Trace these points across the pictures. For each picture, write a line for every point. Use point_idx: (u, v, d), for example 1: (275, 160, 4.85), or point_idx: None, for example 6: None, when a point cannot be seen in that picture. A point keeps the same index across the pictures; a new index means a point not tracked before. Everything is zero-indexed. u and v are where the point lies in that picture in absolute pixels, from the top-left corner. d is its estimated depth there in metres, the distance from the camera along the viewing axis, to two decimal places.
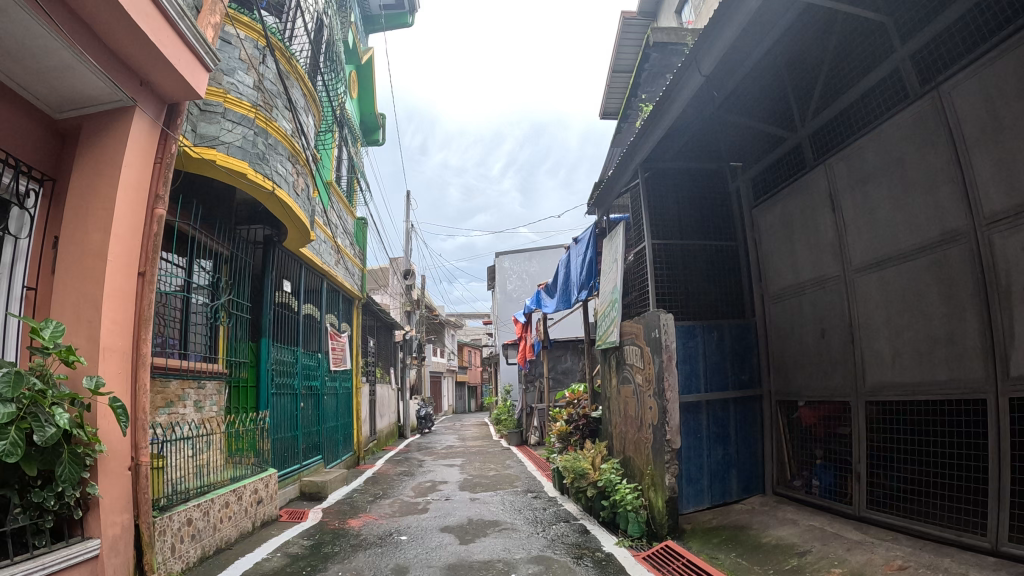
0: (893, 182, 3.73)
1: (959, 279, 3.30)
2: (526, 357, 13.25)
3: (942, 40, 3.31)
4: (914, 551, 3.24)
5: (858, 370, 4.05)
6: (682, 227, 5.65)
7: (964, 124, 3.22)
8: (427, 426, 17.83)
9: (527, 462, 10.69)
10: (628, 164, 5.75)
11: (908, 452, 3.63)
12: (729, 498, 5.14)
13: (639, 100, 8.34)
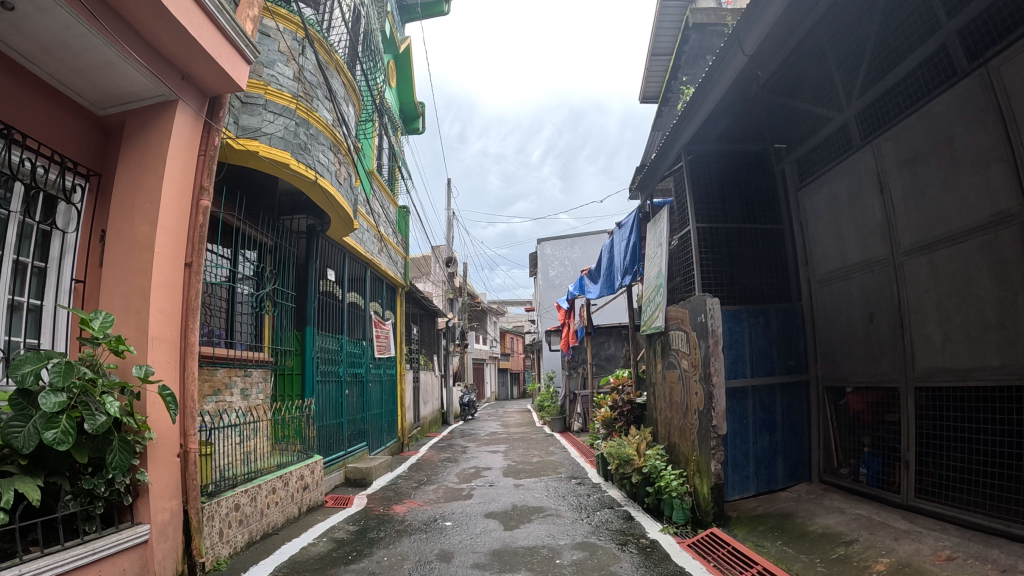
0: (943, 161, 3.58)
1: (1011, 261, 3.16)
2: (571, 341, 13.39)
3: (991, 13, 3.16)
4: (964, 542, 3.14)
5: (907, 356, 3.93)
6: (726, 210, 5.55)
7: (1014, 100, 3.07)
8: (471, 413, 17.95)
9: (571, 448, 10.69)
10: (670, 148, 5.67)
11: (959, 440, 3.51)
12: (776, 486, 5.05)
13: (680, 82, 8.20)
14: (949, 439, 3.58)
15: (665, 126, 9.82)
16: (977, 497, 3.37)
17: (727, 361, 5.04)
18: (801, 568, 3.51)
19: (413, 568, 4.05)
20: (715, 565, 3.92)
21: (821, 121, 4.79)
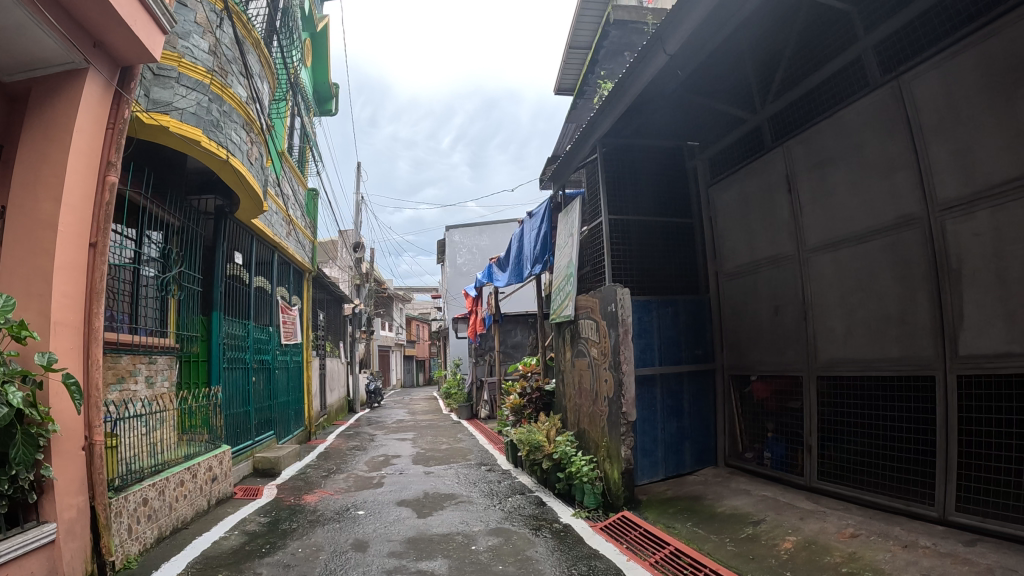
0: (852, 165, 3.82)
1: (912, 261, 3.41)
2: (479, 329, 13.31)
3: (906, 31, 3.37)
4: (866, 521, 3.39)
5: (810, 346, 4.19)
6: (639, 203, 5.66)
7: (923, 112, 3.30)
8: (376, 400, 17.70)
9: (479, 436, 10.79)
10: (587, 140, 5.75)
11: (859, 425, 3.78)
12: (684, 470, 5.26)
13: (597, 76, 8.40)
14: (851, 425, 3.84)
15: (580, 118, 9.98)
16: (875, 479, 3.64)
17: (637, 350, 5.20)
18: (712, 548, 3.63)
19: (330, 559, 3.98)
20: (628, 548, 4.04)
21: (736, 122, 5.00)
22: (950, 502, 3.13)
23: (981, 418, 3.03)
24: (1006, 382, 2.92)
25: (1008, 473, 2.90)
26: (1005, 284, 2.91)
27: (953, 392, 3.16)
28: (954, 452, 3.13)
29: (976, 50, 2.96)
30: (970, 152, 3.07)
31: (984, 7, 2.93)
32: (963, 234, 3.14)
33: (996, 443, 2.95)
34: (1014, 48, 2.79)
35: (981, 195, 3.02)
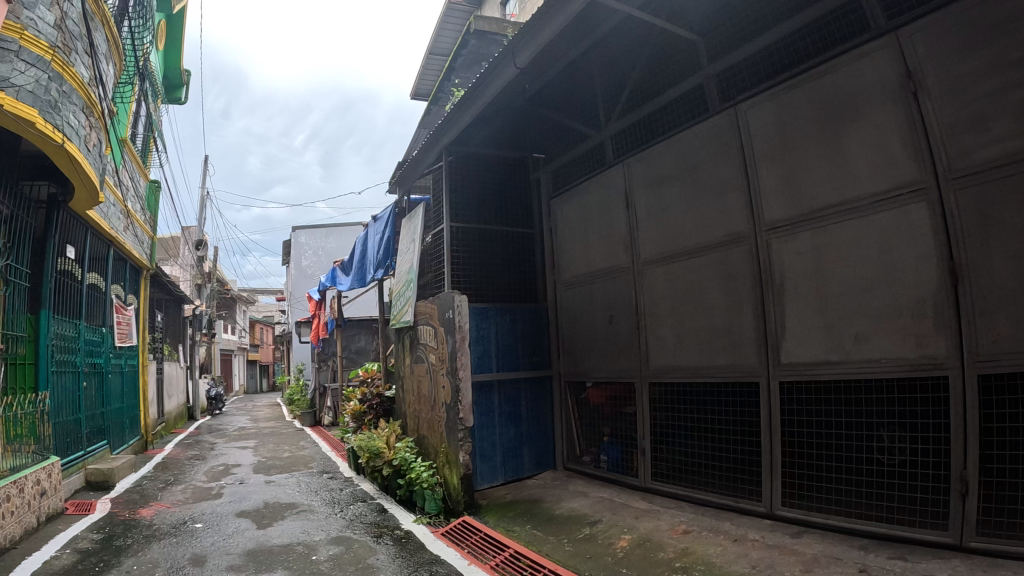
0: (687, 184, 4.10)
1: (739, 275, 3.73)
2: (322, 334, 12.90)
3: (745, 64, 3.70)
4: (697, 518, 3.67)
5: (643, 353, 4.44)
6: (483, 212, 5.66)
7: (755, 139, 3.62)
8: (215, 408, 16.76)
9: (322, 442, 10.51)
10: (436, 149, 5.66)
11: (689, 428, 4.07)
12: (523, 474, 5.28)
13: (452, 83, 8.49)
14: (682, 427, 4.12)
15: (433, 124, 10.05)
16: (704, 478, 3.94)
17: (473, 357, 5.14)
18: (550, 548, 3.67)
19: None
20: (470, 552, 3.89)
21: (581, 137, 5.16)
22: (776, 498, 3.43)
23: (802, 421, 3.37)
24: (823, 388, 3.28)
25: (828, 469, 3.24)
26: (824, 299, 3.25)
27: (775, 397, 3.48)
28: (777, 451, 3.44)
29: (810, 85, 3.31)
30: (796, 178, 3.42)
31: (818, 49, 3.29)
32: (786, 252, 3.47)
33: (816, 443, 3.29)
34: (844, 86, 3.16)
35: (804, 218, 3.37)
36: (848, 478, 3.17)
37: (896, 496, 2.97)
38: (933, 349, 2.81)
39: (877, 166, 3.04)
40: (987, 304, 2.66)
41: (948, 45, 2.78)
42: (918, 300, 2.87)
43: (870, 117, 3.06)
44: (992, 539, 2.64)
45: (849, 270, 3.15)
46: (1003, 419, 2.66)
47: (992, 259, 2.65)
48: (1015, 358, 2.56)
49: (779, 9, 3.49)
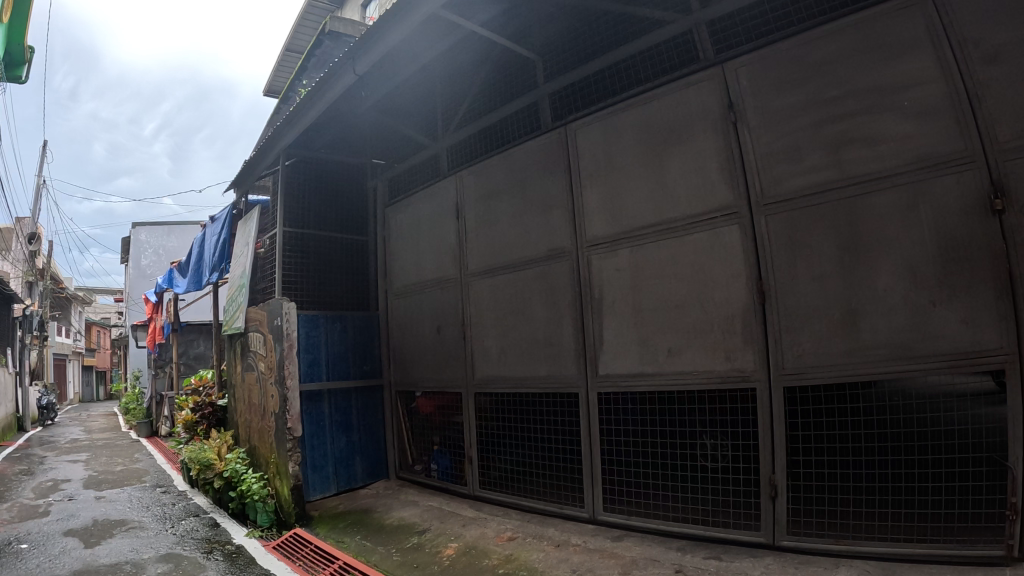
0: (514, 198, 4.06)
1: (560, 288, 3.76)
2: (160, 338, 12.19)
3: (579, 86, 3.72)
4: (523, 524, 3.58)
5: (468, 364, 4.30)
6: (319, 216, 5.12)
7: (582, 158, 3.67)
8: (48, 418, 15.42)
9: (158, 455, 9.83)
10: (269, 154, 5.08)
11: (513, 436, 3.97)
12: (355, 484, 4.77)
13: (301, 84, 8.32)
14: (507, 435, 4.01)
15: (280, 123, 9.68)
16: (529, 486, 3.85)
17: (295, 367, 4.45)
18: (378, 559, 3.44)
19: None
20: (300, 565, 3.60)
21: (416, 147, 4.93)
22: (599, 502, 3.47)
23: (618, 430, 3.43)
24: (637, 398, 3.39)
25: (642, 477, 3.32)
26: (639, 313, 3.38)
27: (595, 407, 3.52)
28: (596, 459, 3.49)
29: (639, 110, 3.43)
30: (618, 196, 3.51)
31: (649, 75, 3.42)
32: (605, 267, 3.54)
33: (632, 451, 3.36)
34: (668, 114, 3.32)
35: (623, 236, 3.46)
36: (663, 484, 3.26)
37: (709, 502, 3.11)
38: (741, 362, 3.02)
39: (694, 190, 3.22)
40: (791, 322, 2.91)
41: (767, 82, 3.03)
42: (728, 316, 3.07)
43: (689, 144, 3.25)
44: (800, 537, 2.86)
45: (663, 287, 3.29)
46: (807, 428, 2.89)
47: (798, 280, 2.90)
48: (819, 371, 2.82)
49: (617, 33, 3.57)
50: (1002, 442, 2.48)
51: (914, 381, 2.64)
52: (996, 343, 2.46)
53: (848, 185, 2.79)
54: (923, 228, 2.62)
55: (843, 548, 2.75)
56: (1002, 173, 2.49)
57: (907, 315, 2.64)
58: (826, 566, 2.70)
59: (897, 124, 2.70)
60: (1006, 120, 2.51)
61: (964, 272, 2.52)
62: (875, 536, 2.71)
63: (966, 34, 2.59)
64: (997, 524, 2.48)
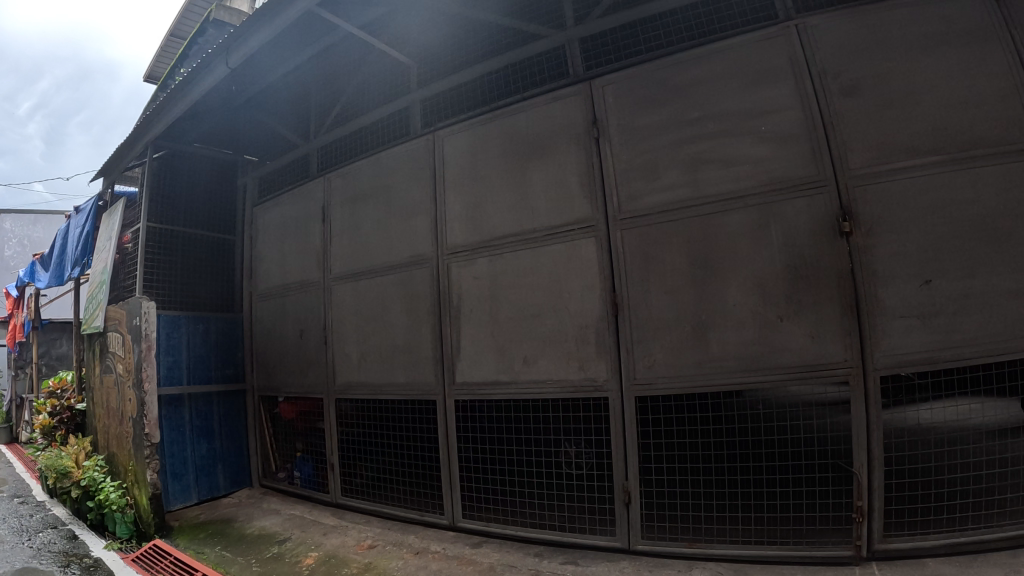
0: (378, 202, 4.00)
1: (419, 295, 3.70)
2: (19, 336, 11.37)
3: (450, 95, 3.74)
4: (384, 532, 3.54)
5: (329, 370, 4.16)
6: (187, 211, 4.93)
7: (448, 165, 3.67)
8: None
9: (13, 461, 9.18)
10: (133, 144, 4.84)
11: (375, 442, 3.85)
12: (218, 493, 4.63)
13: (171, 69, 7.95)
14: (370, 442, 3.88)
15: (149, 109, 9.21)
16: (389, 493, 3.76)
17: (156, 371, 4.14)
18: (236, 570, 3.30)
19: None
20: None
21: (288, 147, 4.82)
22: (458, 510, 3.45)
23: (480, 437, 3.40)
24: (495, 406, 3.38)
25: (501, 484, 3.32)
26: (496, 321, 3.39)
27: (452, 413, 3.50)
28: (456, 465, 3.47)
29: (507, 120, 3.48)
30: (478, 205, 3.52)
31: (520, 86, 3.49)
32: (464, 276, 3.53)
33: (492, 458, 3.35)
34: (534, 126, 3.39)
35: (483, 245, 3.47)
36: (521, 490, 3.26)
37: (566, 508, 3.13)
38: (594, 372, 3.09)
39: (553, 201, 3.28)
40: (643, 333, 3.02)
41: (632, 101, 3.16)
42: (582, 326, 3.15)
43: (552, 156, 3.32)
44: (655, 541, 2.96)
45: (519, 296, 3.33)
46: (658, 435, 2.99)
47: (650, 293, 3.02)
48: (670, 381, 2.94)
49: (493, 43, 3.63)
50: (847, 450, 2.74)
51: (762, 391, 2.85)
52: (841, 356, 2.72)
53: (703, 204, 2.96)
54: (773, 246, 2.84)
55: (697, 551, 2.88)
56: (850, 200, 2.77)
57: (755, 329, 2.84)
58: (681, 568, 2.82)
59: (752, 146, 2.93)
60: (858, 149, 2.80)
61: (810, 289, 2.77)
62: (726, 539, 2.86)
63: (826, 66, 2.89)
64: (843, 525, 2.75)
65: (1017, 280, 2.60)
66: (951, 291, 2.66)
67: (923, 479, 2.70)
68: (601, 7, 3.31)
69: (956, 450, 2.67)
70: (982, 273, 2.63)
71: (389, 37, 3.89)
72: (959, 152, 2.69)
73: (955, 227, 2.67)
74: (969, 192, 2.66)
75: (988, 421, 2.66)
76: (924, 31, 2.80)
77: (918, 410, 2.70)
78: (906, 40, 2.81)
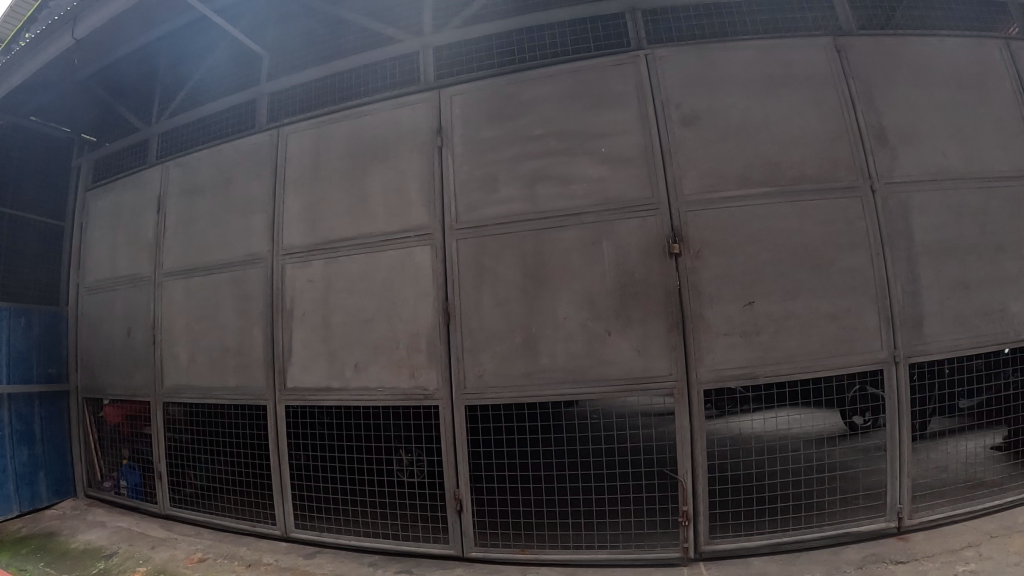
0: (215, 196, 3.84)
1: (252, 296, 3.56)
2: None
3: (300, 90, 3.68)
4: (215, 544, 3.41)
5: (155, 374, 3.93)
6: (9, 189, 4.58)
7: (289, 163, 3.57)
8: None
9: None
10: None
11: (206, 449, 3.72)
12: (39, 505, 4.37)
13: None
14: (201, 449, 3.75)
15: None
16: (218, 503, 3.65)
17: None
18: None
19: None
20: None
21: (130, 130, 4.58)
22: (290, 521, 3.38)
23: (314, 445, 3.34)
24: (326, 412, 3.31)
25: (337, 493, 3.29)
26: (327, 327, 3.32)
27: (282, 420, 3.40)
28: (288, 474, 3.40)
29: (353, 122, 3.44)
30: (316, 207, 3.44)
31: (371, 88, 3.47)
32: (297, 278, 3.42)
33: (326, 465, 3.30)
34: (379, 130, 3.37)
35: (318, 247, 3.39)
36: (358, 498, 3.24)
37: (398, 517, 3.14)
38: (424, 380, 3.09)
39: (391, 208, 3.26)
40: (474, 343, 3.04)
41: (478, 112, 3.19)
42: (413, 334, 3.13)
43: (394, 162, 3.30)
44: (488, 549, 2.99)
45: (352, 301, 3.27)
46: (488, 444, 3.01)
47: (481, 304, 3.04)
48: (498, 391, 2.97)
49: (348, 43, 3.59)
50: (672, 458, 2.86)
51: (587, 402, 2.91)
52: (667, 371, 2.85)
53: (538, 218, 3.02)
54: (604, 263, 2.94)
55: (529, 557, 2.93)
56: (682, 222, 2.91)
57: (584, 342, 2.92)
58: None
59: (589, 167, 3.02)
60: (691, 176, 2.96)
61: (638, 306, 2.89)
62: (558, 545, 2.93)
63: (668, 96, 3.04)
64: (671, 529, 2.85)
65: (835, 303, 2.93)
66: (772, 312, 2.90)
67: (745, 485, 2.89)
68: (459, 19, 3.34)
69: (780, 457, 2.91)
70: (802, 296, 2.91)
71: (246, 24, 3.78)
72: (787, 185, 2.97)
73: (779, 254, 2.92)
74: (794, 223, 2.94)
75: (808, 432, 2.93)
76: (765, 71, 3.11)
77: (749, 422, 2.87)
78: (747, 79, 3.09)
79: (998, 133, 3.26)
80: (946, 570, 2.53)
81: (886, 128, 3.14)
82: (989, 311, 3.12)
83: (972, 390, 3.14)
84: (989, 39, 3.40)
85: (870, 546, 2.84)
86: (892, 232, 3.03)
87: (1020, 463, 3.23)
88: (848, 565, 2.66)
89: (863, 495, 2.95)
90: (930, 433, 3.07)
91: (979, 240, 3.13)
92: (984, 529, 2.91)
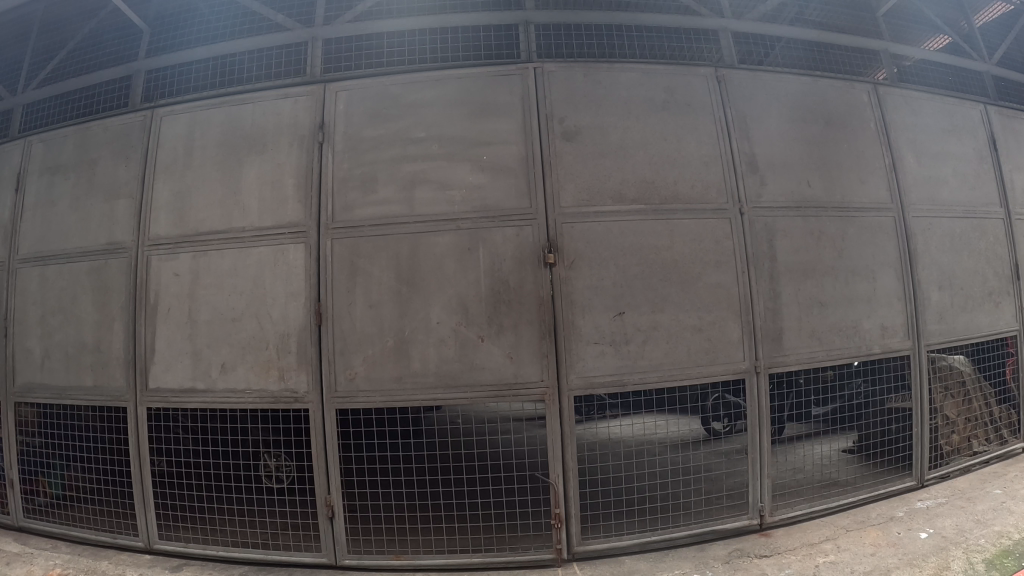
0: (78, 180, 3.61)
1: (114, 289, 3.37)
2: None
3: (178, 71, 3.50)
4: (73, 559, 3.18)
5: (6, 372, 3.65)
6: None
7: (161, 148, 3.40)
8: None
9: None
10: None
11: (61, 454, 3.49)
12: None
13: None
14: (56, 454, 3.51)
15: None
16: (75, 513, 3.43)
17: None
18: None
19: None
20: None
21: None
22: (153, 532, 3.23)
23: (177, 449, 3.21)
24: (190, 415, 3.18)
25: (204, 500, 3.17)
26: (193, 324, 3.18)
27: (143, 421, 3.25)
28: (151, 480, 3.24)
29: (229, 110, 3.32)
30: (187, 197, 3.29)
31: (253, 76, 3.35)
32: (163, 271, 3.27)
33: (191, 471, 3.18)
34: (256, 121, 3.26)
35: (186, 239, 3.24)
36: (227, 505, 3.15)
37: (269, 525, 3.07)
38: (294, 383, 3.02)
39: (266, 203, 3.17)
40: (345, 346, 3.00)
41: (360, 112, 3.15)
42: (283, 334, 3.05)
43: (271, 154, 3.21)
44: (361, 555, 2.97)
45: (220, 298, 3.15)
46: (359, 448, 2.99)
47: (354, 306, 3.00)
48: (368, 395, 2.95)
49: (229, 26, 3.46)
50: (542, 461, 2.93)
51: (457, 407, 2.93)
52: (537, 377, 2.91)
53: (415, 221, 3.02)
54: (477, 270, 2.97)
55: (403, 563, 2.90)
56: (557, 233, 2.98)
57: (456, 347, 2.94)
58: None
59: (467, 174, 3.04)
60: (569, 189, 3.03)
61: (512, 313, 2.94)
62: (431, 549, 2.93)
63: (553, 111, 3.10)
64: (543, 531, 2.92)
65: (699, 316, 3.08)
66: (640, 322, 3.02)
67: (613, 487, 2.97)
68: (351, 13, 3.28)
69: (646, 461, 3.07)
70: (669, 309, 3.05)
71: None
72: (659, 204, 3.10)
73: (649, 268, 3.05)
74: (665, 239, 3.08)
75: (671, 435, 3.06)
76: (647, 94, 3.22)
77: (609, 426, 2.97)
78: (629, 100, 3.19)
79: (858, 166, 3.57)
80: (807, 562, 2.71)
81: (757, 156, 3.32)
82: (842, 327, 3.37)
83: (825, 399, 3.37)
84: (858, 83, 3.71)
85: (734, 543, 2.99)
86: (757, 252, 3.21)
87: (868, 463, 3.50)
88: (717, 561, 2.80)
89: (726, 496, 3.11)
90: (788, 437, 3.24)
91: (834, 263, 3.39)
92: (840, 524, 3.13)
